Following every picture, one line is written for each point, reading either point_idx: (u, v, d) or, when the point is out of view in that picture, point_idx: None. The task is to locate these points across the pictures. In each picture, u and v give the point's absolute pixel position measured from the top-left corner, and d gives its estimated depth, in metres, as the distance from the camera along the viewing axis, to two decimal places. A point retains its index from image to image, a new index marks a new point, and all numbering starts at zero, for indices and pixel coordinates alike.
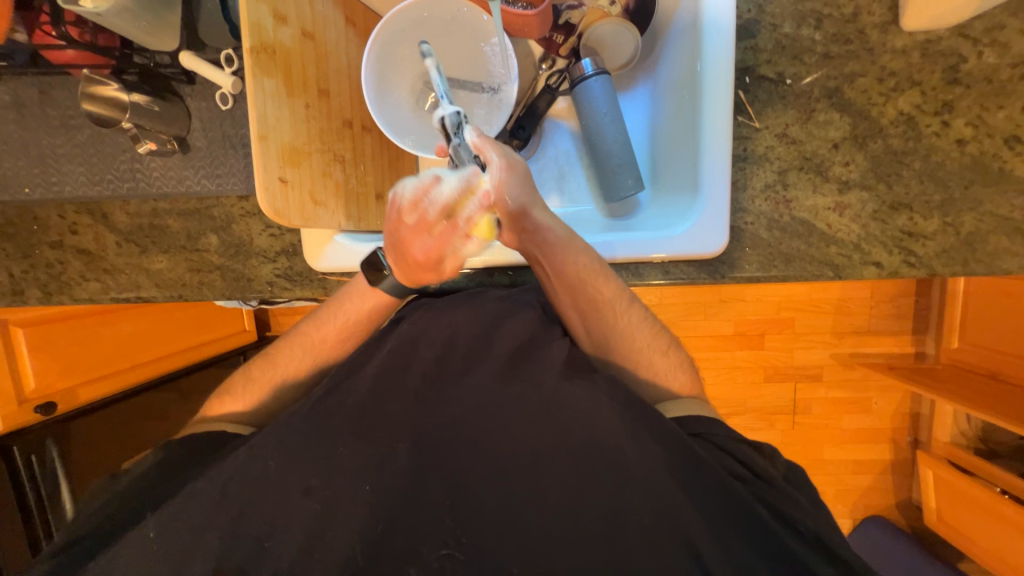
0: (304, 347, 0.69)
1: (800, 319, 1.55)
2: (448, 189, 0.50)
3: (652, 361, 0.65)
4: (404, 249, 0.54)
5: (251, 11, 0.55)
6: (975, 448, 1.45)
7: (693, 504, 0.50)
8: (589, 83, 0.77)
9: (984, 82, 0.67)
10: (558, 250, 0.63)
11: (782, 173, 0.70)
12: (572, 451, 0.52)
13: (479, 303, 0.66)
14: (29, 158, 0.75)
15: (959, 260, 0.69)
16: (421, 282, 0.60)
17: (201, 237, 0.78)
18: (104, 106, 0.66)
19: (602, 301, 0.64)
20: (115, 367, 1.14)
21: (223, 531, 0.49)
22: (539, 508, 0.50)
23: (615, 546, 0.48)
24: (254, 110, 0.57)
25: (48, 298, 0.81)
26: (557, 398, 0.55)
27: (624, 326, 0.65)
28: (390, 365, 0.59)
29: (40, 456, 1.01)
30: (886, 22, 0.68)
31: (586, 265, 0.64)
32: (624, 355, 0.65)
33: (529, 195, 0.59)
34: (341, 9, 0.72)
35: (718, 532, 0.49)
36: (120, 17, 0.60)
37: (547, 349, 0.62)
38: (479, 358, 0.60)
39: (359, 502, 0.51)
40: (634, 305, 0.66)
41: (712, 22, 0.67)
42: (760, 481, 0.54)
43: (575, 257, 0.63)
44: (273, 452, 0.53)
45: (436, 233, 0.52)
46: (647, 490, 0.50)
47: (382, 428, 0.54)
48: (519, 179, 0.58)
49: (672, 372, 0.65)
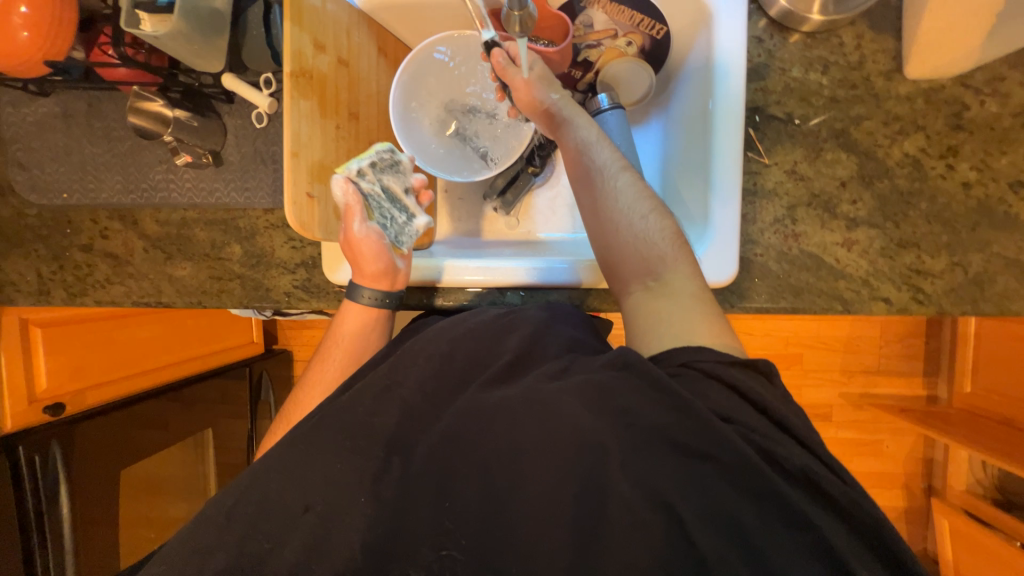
0: (318, 386, 0.65)
1: (808, 354, 1.54)
2: (340, 197, 0.66)
3: (644, 229, 0.63)
4: (353, 254, 0.68)
5: (293, 40, 0.60)
6: (992, 498, 1.38)
7: (692, 484, 0.44)
8: (604, 116, 0.81)
9: (987, 129, 0.69)
10: (565, 128, 0.71)
11: (790, 209, 0.72)
12: (564, 460, 0.46)
13: (480, 316, 0.64)
14: (71, 166, 0.79)
15: (968, 300, 0.69)
16: (378, 271, 0.69)
17: (224, 246, 0.80)
18: (148, 119, 0.71)
19: (602, 179, 0.66)
20: (125, 373, 1.16)
21: (228, 551, 0.49)
22: (530, 505, 0.46)
23: (595, 542, 0.44)
24: (289, 129, 0.60)
25: (71, 299, 0.83)
26: (543, 397, 0.50)
27: (630, 216, 0.63)
28: (390, 375, 0.56)
29: (43, 457, 0.97)
30: (890, 70, 0.71)
31: (587, 140, 0.69)
32: (614, 226, 0.64)
33: (548, 87, 0.71)
34: (375, 40, 0.77)
35: (716, 507, 0.43)
36: (174, 40, 0.65)
37: (543, 360, 0.57)
38: (477, 374, 0.56)
39: (357, 521, 0.48)
40: (643, 191, 0.65)
41: (723, 69, 0.71)
42: (771, 433, 0.47)
43: (577, 134, 0.70)
44: (276, 474, 0.51)
45: (357, 228, 0.67)
46: (625, 464, 0.45)
47: (376, 441, 0.51)
48: (541, 75, 0.71)
49: (662, 233, 0.62)
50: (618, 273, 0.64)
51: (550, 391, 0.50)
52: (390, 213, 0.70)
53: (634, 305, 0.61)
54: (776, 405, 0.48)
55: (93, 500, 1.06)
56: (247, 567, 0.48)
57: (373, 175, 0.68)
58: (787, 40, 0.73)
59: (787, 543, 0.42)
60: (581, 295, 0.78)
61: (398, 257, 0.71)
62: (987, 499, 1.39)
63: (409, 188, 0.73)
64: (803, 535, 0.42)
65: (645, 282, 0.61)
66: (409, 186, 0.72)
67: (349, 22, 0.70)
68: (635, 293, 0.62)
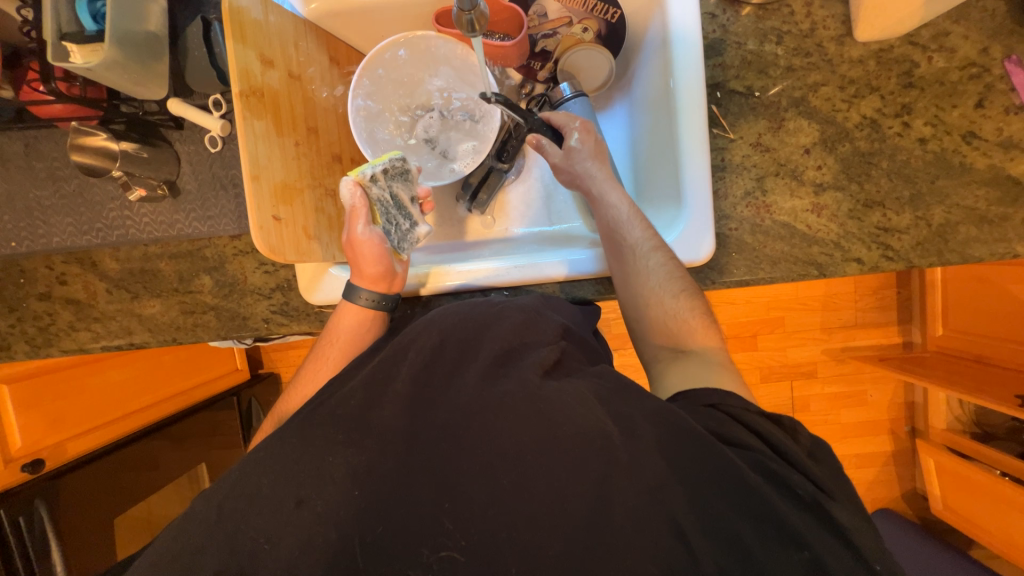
0: (309, 386, 0.64)
1: (789, 317, 1.58)
2: (348, 200, 0.66)
3: (673, 308, 0.65)
4: (355, 254, 0.67)
5: (239, 58, 0.57)
6: (971, 432, 1.47)
7: (685, 478, 0.45)
8: (568, 105, 0.80)
9: (937, 84, 0.71)
10: (601, 204, 0.73)
11: (760, 180, 0.74)
12: (565, 461, 0.46)
13: (471, 308, 0.62)
14: (15, 212, 0.75)
15: (934, 252, 0.72)
16: (377, 273, 0.67)
17: (193, 279, 0.77)
18: (93, 155, 0.68)
19: (639, 260, 0.67)
20: (105, 420, 1.11)
21: (219, 548, 0.47)
22: (532, 504, 0.46)
23: (597, 541, 0.44)
24: (246, 151, 0.57)
25: (35, 351, 0.79)
26: (542, 392, 0.50)
27: (663, 300, 0.66)
28: (380, 372, 0.55)
29: (28, 517, 0.92)
30: (840, 35, 0.72)
31: (622, 217, 0.71)
32: (647, 306, 0.66)
33: (585, 164, 0.75)
34: (325, 49, 0.75)
35: (701, 491, 0.45)
36: (109, 70, 0.61)
37: (536, 347, 0.57)
38: (467, 364, 0.55)
39: (346, 508, 0.47)
40: (677, 269, 0.67)
41: (682, 42, 0.70)
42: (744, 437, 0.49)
43: (611, 210, 0.72)
44: (266, 472, 0.50)
45: (361, 231, 0.67)
46: (627, 462, 0.46)
47: (371, 435, 0.50)
48: (592, 148, 0.75)
49: (692, 310, 0.65)
50: (645, 339, 0.68)
51: (551, 390, 0.51)
52: (393, 218, 0.70)
53: (661, 369, 0.64)
54: None
55: (88, 550, 1.02)
56: (243, 568, 0.46)
57: (384, 181, 0.69)
58: (739, 13, 0.74)
59: (771, 529, 0.44)
60: (566, 287, 0.77)
61: (397, 261, 0.70)
62: (966, 434, 1.48)
63: (416, 198, 0.73)
64: (785, 512, 0.44)
65: (673, 351, 0.64)
66: (415, 195, 0.74)
67: (295, 33, 0.68)
68: (663, 360, 0.65)
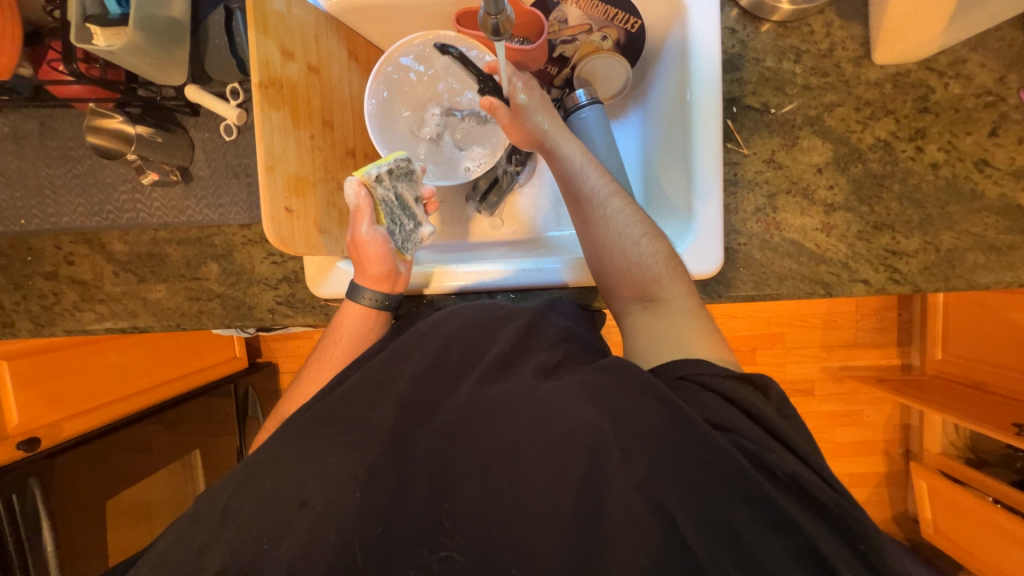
0: (312, 384, 0.64)
1: (790, 333, 1.58)
2: (351, 200, 0.66)
3: (636, 252, 0.64)
4: (358, 254, 0.67)
5: (260, 48, 0.57)
6: (965, 458, 1.47)
7: (691, 496, 0.44)
8: (582, 112, 0.81)
9: (952, 110, 0.71)
10: (555, 156, 0.71)
11: (771, 197, 0.74)
12: (569, 474, 0.46)
13: (477, 309, 0.62)
14: (27, 190, 0.75)
15: (940, 277, 0.72)
16: (380, 273, 0.67)
17: (200, 265, 0.77)
18: (107, 137, 0.68)
19: (597, 208, 0.67)
20: (101, 401, 1.12)
21: (217, 537, 0.47)
22: (535, 514, 0.45)
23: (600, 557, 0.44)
24: (261, 141, 0.58)
25: (39, 330, 0.79)
26: (543, 400, 0.50)
27: (624, 246, 0.65)
28: (385, 369, 0.55)
29: (21, 495, 0.92)
30: (858, 56, 0.73)
31: (578, 167, 0.69)
32: (609, 253, 0.66)
33: (535, 116, 0.72)
34: (344, 44, 0.75)
35: (709, 510, 0.44)
36: (131, 54, 0.62)
37: (539, 352, 0.57)
38: (469, 369, 0.55)
39: (346, 504, 0.47)
40: (636, 215, 0.66)
41: (699, 55, 0.71)
42: (763, 439, 0.47)
43: (565, 160, 0.70)
44: (268, 463, 0.50)
45: (364, 231, 0.67)
46: (631, 479, 0.45)
47: (373, 431, 0.50)
48: (540, 99, 0.73)
49: (654, 255, 0.64)
50: (613, 290, 0.66)
51: (546, 390, 0.51)
52: (398, 219, 0.70)
53: (634, 323, 0.64)
54: (771, 416, 0.49)
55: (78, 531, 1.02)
56: (241, 559, 0.46)
57: (389, 181, 0.68)
58: (759, 30, 0.74)
59: (776, 554, 0.43)
60: (575, 294, 0.78)
61: (400, 261, 0.70)
62: (959, 459, 1.48)
63: (418, 198, 0.74)
64: (787, 535, 0.44)
65: (642, 302, 0.64)
66: (418, 195, 0.74)
67: (316, 26, 0.68)
68: (634, 312, 0.64)
